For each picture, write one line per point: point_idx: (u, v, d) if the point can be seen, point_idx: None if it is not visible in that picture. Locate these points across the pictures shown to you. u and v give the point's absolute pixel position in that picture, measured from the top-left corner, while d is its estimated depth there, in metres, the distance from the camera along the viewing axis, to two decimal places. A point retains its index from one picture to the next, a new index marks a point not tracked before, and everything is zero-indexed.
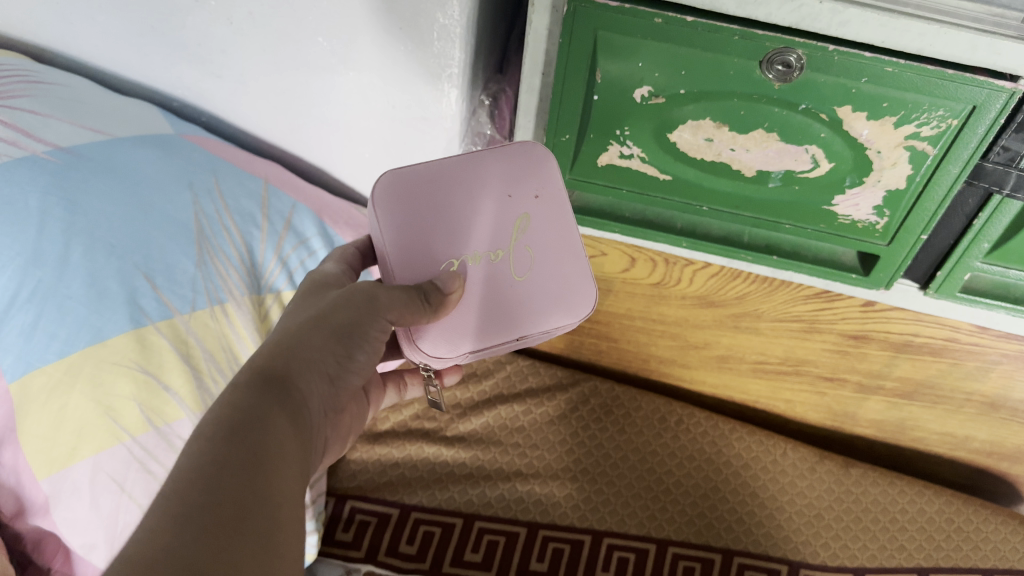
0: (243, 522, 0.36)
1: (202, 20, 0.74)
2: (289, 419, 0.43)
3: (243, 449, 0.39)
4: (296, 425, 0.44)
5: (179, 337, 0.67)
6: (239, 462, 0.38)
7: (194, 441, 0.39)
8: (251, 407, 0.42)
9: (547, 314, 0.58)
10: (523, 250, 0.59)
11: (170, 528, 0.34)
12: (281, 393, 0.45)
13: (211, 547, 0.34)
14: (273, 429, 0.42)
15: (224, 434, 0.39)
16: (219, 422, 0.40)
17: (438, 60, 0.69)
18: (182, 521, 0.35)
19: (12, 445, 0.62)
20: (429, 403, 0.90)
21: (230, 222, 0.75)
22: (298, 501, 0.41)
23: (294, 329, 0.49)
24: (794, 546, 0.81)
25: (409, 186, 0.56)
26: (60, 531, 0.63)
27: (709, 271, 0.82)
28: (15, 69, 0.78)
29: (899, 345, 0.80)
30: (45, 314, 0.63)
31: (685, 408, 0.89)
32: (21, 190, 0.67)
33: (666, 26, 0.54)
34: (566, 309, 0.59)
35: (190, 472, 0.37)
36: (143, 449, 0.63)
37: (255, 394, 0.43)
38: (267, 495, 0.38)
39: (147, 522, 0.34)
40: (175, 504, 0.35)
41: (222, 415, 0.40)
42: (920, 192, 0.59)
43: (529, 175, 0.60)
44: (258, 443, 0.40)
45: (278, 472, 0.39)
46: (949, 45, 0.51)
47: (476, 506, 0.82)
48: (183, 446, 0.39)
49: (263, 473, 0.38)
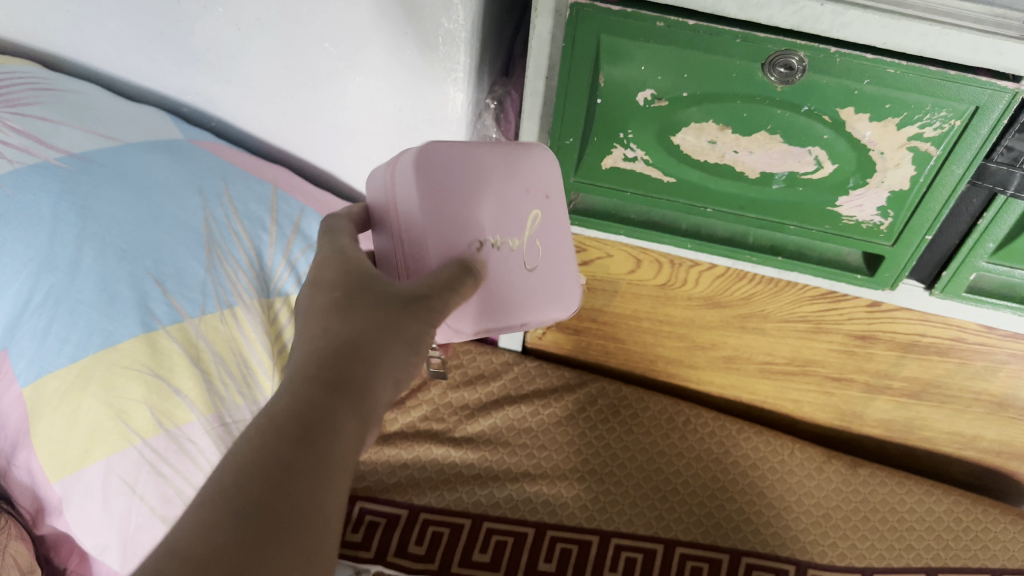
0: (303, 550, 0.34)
1: (211, 26, 0.75)
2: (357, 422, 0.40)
3: (308, 453, 0.37)
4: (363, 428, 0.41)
5: (189, 341, 0.68)
6: (301, 463, 0.36)
7: (264, 428, 0.38)
8: (322, 403, 0.39)
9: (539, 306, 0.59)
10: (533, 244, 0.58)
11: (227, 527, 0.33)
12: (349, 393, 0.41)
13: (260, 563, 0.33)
14: (341, 430, 0.39)
15: (293, 429, 0.38)
16: (290, 414, 0.38)
17: (444, 64, 0.70)
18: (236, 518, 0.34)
19: (26, 448, 0.63)
20: (437, 404, 0.91)
21: (239, 226, 0.76)
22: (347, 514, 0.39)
23: (357, 305, 0.45)
24: (802, 546, 0.81)
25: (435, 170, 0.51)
26: (73, 533, 0.64)
27: (716, 273, 0.77)
28: (28, 77, 0.79)
29: (907, 345, 0.77)
30: (58, 319, 0.64)
31: (693, 410, 0.90)
32: (35, 197, 0.68)
33: (668, 29, 0.54)
34: (558, 301, 0.60)
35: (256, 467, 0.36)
36: (154, 451, 0.64)
37: (325, 388, 0.40)
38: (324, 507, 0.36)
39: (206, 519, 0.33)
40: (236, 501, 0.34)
41: (293, 406, 0.39)
42: (924, 193, 0.59)
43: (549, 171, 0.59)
44: (325, 446, 0.38)
45: (337, 481, 0.38)
46: (951, 45, 0.51)
47: (484, 506, 0.83)
48: (248, 442, 0.37)
49: (320, 483, 0.36)
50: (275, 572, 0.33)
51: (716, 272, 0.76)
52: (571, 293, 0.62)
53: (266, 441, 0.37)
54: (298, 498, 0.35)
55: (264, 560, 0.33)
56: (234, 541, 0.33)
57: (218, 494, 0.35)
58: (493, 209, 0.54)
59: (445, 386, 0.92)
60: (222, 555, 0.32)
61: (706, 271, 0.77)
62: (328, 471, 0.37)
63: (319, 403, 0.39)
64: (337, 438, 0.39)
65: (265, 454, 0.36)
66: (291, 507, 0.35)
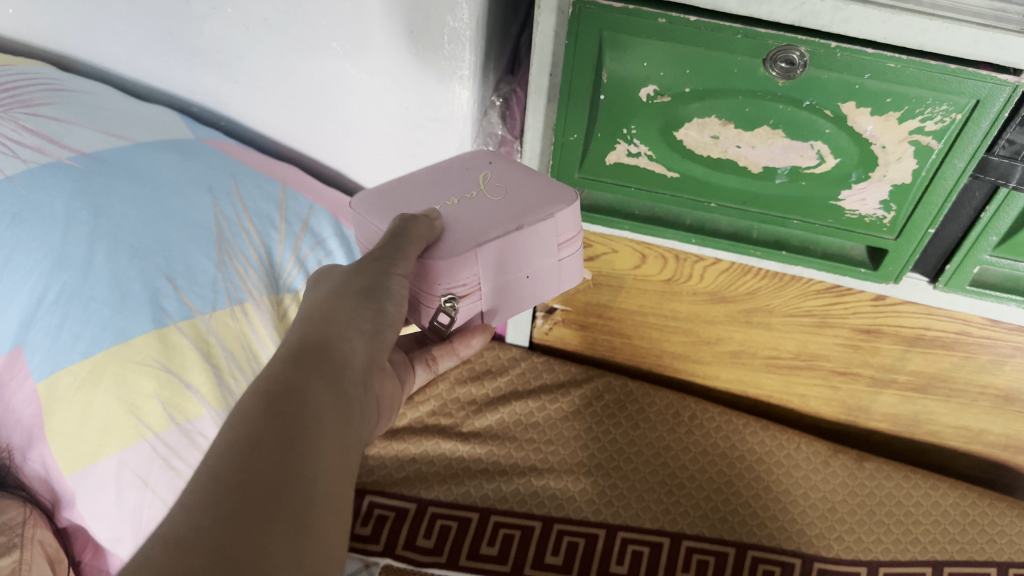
0: (290, 516, 0.35)
1: (220, 26, 0.76)
2: (329, 388, 0.42)
3: (279, 427, 0.38)
4: (337, 393, 0.43)
5: (200, 337, 0.69)
6: (277, 434, 0.38)
7: (234, 415, 0.39)
8: (287, 381, 0.41)
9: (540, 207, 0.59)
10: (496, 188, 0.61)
11: (206, 502, 0.34)
12: (319, 363, 0.43)
13: (240, 523, 0.33)
14: (311, 404, 0.40)
15: (265, 403, 0.39)
16: (259, 398, 0.39)
17: (449, 62, 0.70)
18: (218, 496, 0.34)
19: (40, 442, 0.64)
20: (444, 400, 0.92)
21: (249, 224, 0.77)
22: (337, 479, 0.39)
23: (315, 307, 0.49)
24: (808, 539, 0.82)
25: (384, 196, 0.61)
26: (87, 524, 0.65)
27: (720, 268, 0.77)
28: (41, 78, 0.80)
29: (912, 339, 0.77)
30: (72, 315, 0.65)
31: (699, 405, 0.91)
32: (49, 196, 0.69)
33: (670, 25, 0.55)
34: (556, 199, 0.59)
35: (227, 451, 0.36)
36: (166, 445, 0.65)
37: (288, 363, 0.42)
38: (307, 470, 0.37)
39: (185, 499, 0.34)
40: (214, 478, 0.35)
41: (258, 390, 0.40)
42: (926, 186, 0.60)
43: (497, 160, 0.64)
44: (296, 418, 0.39)
45: (315, 450, 0.38)
46: (951, 39, 0.51)
47: (492, 500, 0.84)
48: (224, 425, 0.38)
49: (297, 453, 0.37)
50: (256, 533, 0.33)
51: (720, 267, 0.77)
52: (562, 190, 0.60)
53: (235, 426, 0.38)
54: (276, 467, 0.36)
55: (248, 527, 0.33)
56: (216, 516, 0.33)
57: (200, 478, 0.35)
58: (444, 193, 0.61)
59: (453, 380, 0.94)
60: (203, 527, 0.32)
61: (710, 266, 0.77)
62: (302, 441, 0.38)
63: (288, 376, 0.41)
64: (308, 411, 0.40)
65: (237, 434, 0.37)
66: (267, 478, 0.35)
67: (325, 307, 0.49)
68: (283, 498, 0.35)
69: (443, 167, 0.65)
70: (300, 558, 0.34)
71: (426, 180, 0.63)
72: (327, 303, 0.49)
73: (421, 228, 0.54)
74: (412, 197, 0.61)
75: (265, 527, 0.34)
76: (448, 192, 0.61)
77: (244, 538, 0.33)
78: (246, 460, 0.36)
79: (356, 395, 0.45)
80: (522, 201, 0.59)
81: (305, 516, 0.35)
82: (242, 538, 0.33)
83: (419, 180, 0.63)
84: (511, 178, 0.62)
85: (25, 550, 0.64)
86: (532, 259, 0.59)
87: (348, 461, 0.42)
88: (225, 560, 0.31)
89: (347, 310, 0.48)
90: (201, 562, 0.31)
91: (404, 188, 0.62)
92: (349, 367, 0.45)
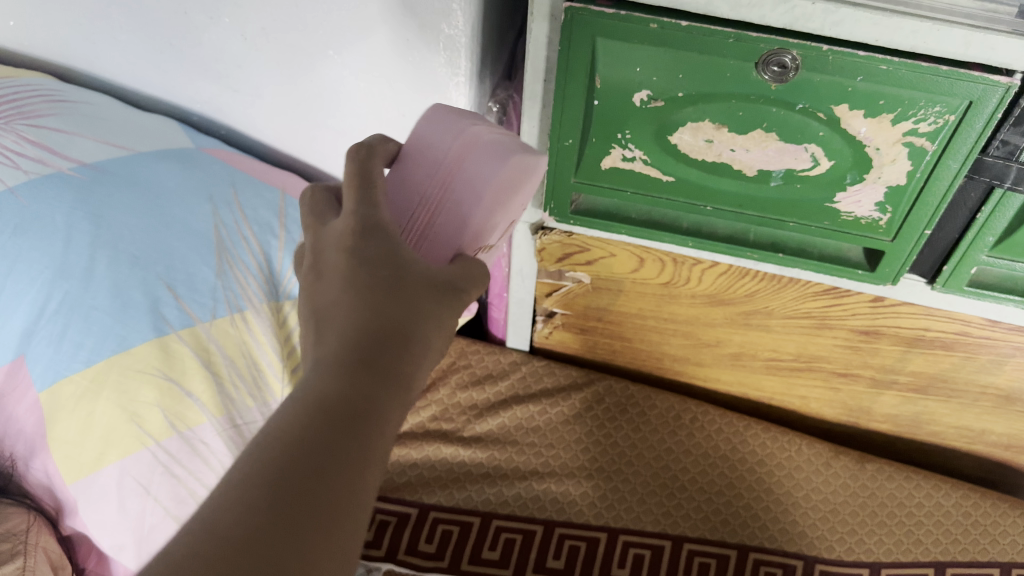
0: (344, 529, 0.33)
1: (218, 36, 0.76)
2: (400, 383, 0.38)
3: (347, 425, 0.35)
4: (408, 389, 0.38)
5: (200, 344, 0.69)
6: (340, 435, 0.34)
7: (299, 399, 0.35)
8: (366, 367, 0.37)
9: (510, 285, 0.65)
10: None
11: (261, 505, 0.32)
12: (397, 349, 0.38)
13: (292, 536, 0.31)
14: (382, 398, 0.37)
15: (333, 398, 0.35)
16: (331, 384, 0.36)
17: (445, 69, 0.71)
18: (272, 500, 0.32)
19: (42, 451, 0.65)
20: (445, 404, 0.93)
21: (249, 232, 0.77)
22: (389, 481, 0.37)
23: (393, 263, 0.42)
24: (809, 541, 0.82)
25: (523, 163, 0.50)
26: (90, 533, 0.66)
27: (718, 271, 0.77)
28: (43, 89, 0.81)
29: (911, 340, 0.77)
30: (73, 324, 0.66)
31: (699, 407, 0.91)
32: (51, 206, 0.70)
33: (663, 30, 0.55)
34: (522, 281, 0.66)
35: (288, 440, 0.33)
36: (167, 453, 0.66)
37: (362, 348, 0.37)
38: (365, 478, 0.34)
39: (238, 497, 0.32)
40: (271, 479, 0.32)
41: (329, 375, 0.36)
42: (921, 187, 0.60)
43: None
44: (365, 416, 0.35)
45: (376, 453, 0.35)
46: (941, 41, 0.52)
47: (494, 505, 0.84)
48: (284, 407, 0.35)
49: (360, 458, 0.34)
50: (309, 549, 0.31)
51: (718, 270, 0.77)
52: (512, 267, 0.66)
53: (299, 411, 0.34)
54: (336, 473, 0.33)
55: (302, 544, 0.31)
56: (270, 523, 0.31)
57: (255, 472, 0.33)
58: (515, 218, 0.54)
59: (455, 385, 0.94)
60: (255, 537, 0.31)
61: (708, 269, 0.77)
62: (367, 444, 0.35)
63: (363, 364, 0.37)
64: (379, 406, 0.36)
65: (299, 426, 0.34)
66: (328, 483, 0.33)
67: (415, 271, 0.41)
68: (341, 509, 0.33)
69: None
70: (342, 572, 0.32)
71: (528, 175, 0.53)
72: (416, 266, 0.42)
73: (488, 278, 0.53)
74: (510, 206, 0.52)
75: (319, 542, 0.32)
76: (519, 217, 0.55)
77: (296, 547, 0.31)
78: (308, 458, 0.33)
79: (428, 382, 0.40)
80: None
81: (355, 530, 0.33)
82: (295, 553, 0.31)
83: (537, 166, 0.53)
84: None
85: (30, 557, 0.64)
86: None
87: None
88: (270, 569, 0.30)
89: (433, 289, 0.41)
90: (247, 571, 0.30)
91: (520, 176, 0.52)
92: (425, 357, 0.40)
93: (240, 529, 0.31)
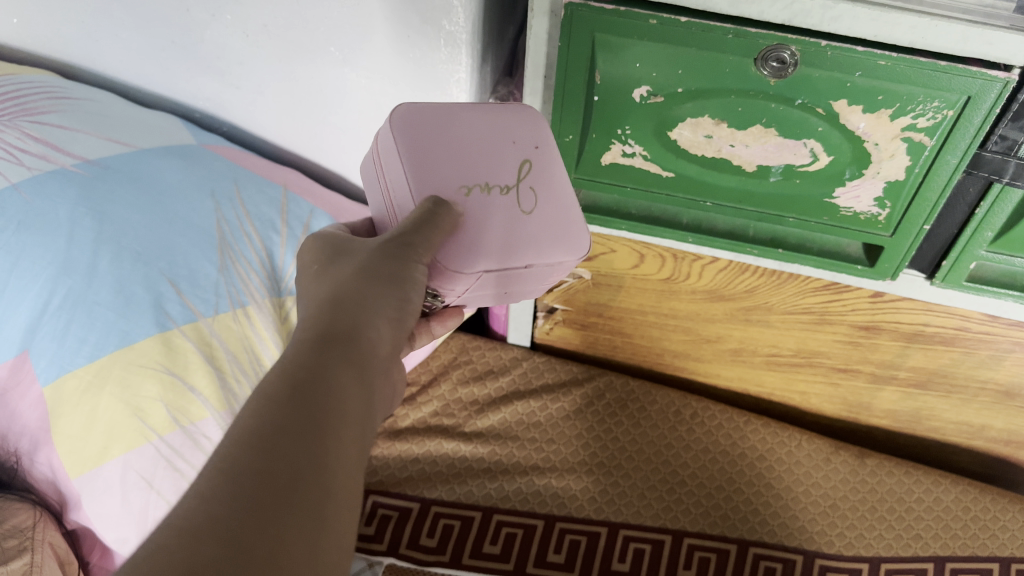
0: (311, 508, 0.34)
1: (220, 33, 0.77)
2: (354, 376, 0.41)
3: (305, 414, 0.37)
4: (362, 383, 0.41)
5: (203, 340, 0.70)
6: (300, 425, 0.36)
7: (257, 398, 0.37)
8: (316, 364, 0.39)
9: (547, 246, 0.54)
10: (530, 189, 0.55)
11: (222, 490, 0.33)
12: (345, 349, 0.41)
13: (258, 515, 0.32)
14: (337, 389, 0.39)
15: (288, 391, 0.37)
16: (285, 379, 0.38)
17: (446, 66, 0.71)
18: (233, 484, 0.33)
19: (47, 445, 0.65)
20: (447, 400, 0.93)
21: (251, 228, 0.77)
22: (354, 472, 0.38)
23: (341, 280, 0.46)
24: (809, 536, 0.82)
25: (422, 119, 0.53)
26: (94, 526, 0.67)
27: (718, 267, 0.77)
28: (46, 86, 0.81)
29: (911, 335, 0.77)
30: (76, 319, 0.66)
31: (700, 403, 0.91)
32: (54, 202, 0.70)
33: (662, 26, 0.55)
34: (565, 245, 0.54)
35: (251, 433, 0.35)
36: (170, 447, 0.66)
37: (314, 348, 0.40)
38: (327, 462, 0.36)
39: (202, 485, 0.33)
40: (231, 466, 0.34)
41: (285, 371, 0.39)
42: (920, 183, 0.60)
43: (533, 126, 0.57)
44: (322, 405, 0.37)
45: (338, 441, 0.37)
46: (940, 36, 0.52)
47: (494, 500, 0.85)
48: (245, 406, 0.37)
49: (320, 444, 0.36)
50: (274, 526, 0.32)
51: (718, 266, 0.77)
52: (579, 236, 0.55)
53: (260, 408, 0.36)
54: (297, 458, 0.35)
55: (268, 521, 0.32)
56: (234, 505, 0.32)
57: (219, 464, 0.34)
58: (475, 171, 0.53)
59: (455, 381, 0.94)
60: (222, 519, 0.32)
61: (708, 264, 0.77)
62: (326, 432, 0.37)
63: (315, 359, 0.40)
64: (335, 397, 0.38)
65: (259, 419, 0.36)
66: (288, 466, 0.34)
67: (349, 286, 0.46)
68: (303, 488, 0.34)
69: (493, 117, 0.56)
70: (313, 553, 0.33)
71: (466, 128, 0.55)
72: (351, 282, 0.46)
73: (451, 219, 0.50)
74: (448, 156, 0.53)
75: (286, 519, 0.33)
76: (481, 171, 0.54)
77: (263, 530, 0.32)
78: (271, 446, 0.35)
79: (380, 381, 0.43)
80: (546, 222, 0.54)
81: (323, 512, 0.34)
82: (260, 529, 0.32)
83: (463, 122, 0.55)
84: (551, 184, 0.56)
85: (37, 552, 0.65)
86: (527, 292, 0.59)
87: (365, 456, 0.40)
88: (241, 553, 0.31)
89: (373, 293, 0.46)
90: (215, 555, 0.31)
91: (446, 128, 0.54)
92: (375, 355, 0.43)
93: (205, 514, 0.32)
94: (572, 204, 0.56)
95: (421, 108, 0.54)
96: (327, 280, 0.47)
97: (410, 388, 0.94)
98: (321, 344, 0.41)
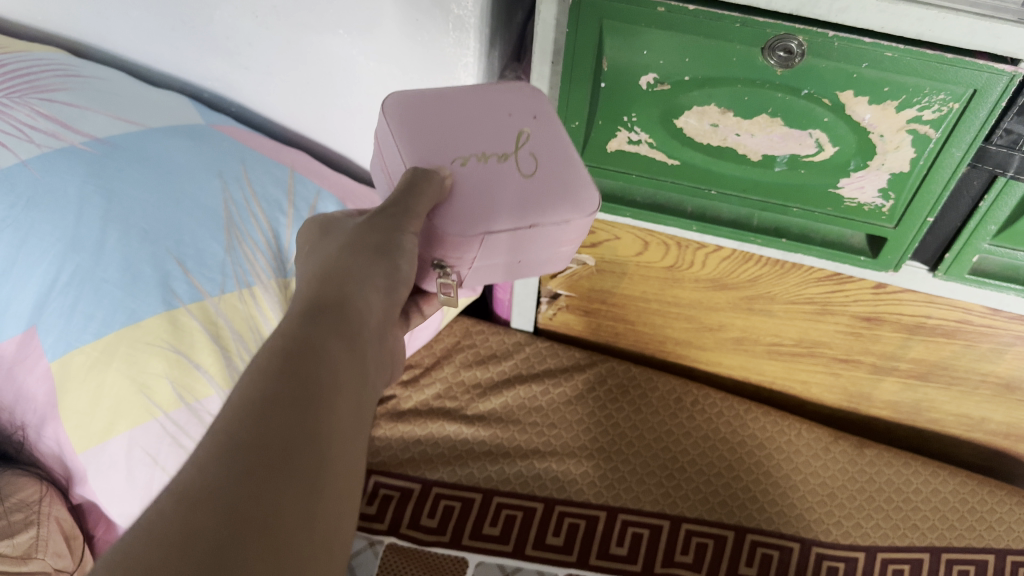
0: (305, 478, 0.34)
1: (230, 13, 0.77)
2: (345, 346, 0.41)
3: (297, 385, 0.37)
4: (354, 353, 0.41)
5: (209, 318, 0.70)
6: (293, 396, 0.36)
7: (250, 371, 0.38)
8: (305, 336, 0.40)
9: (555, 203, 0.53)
10: (530, 154, 0.55)
11: (217, 460, 0.33)
12: (337, 319, 0.42)
13: (253, 485, 0.33)
14: (329, 360, 0.39)
15: (279, 363, 0.38)
16: (277, 353, 0.38)
17: (455, 50, 0.71)
18: (227, 455, 0.34)
19: (55, 420, 0.66)
20: (450, 382, 0.94)
21: (258, 209, 0.78)
22: (350, 442, 0.39)
23: (333, 254, 0.47)
24: (807, 524, 0.82)
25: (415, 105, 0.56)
26: (98, 501, 0.67)
27: (721, 256, 0.78)
28: (56, 64, 0.82)
29: (913, 327, 0.78)
30: (83, 297, 0.67)
31: (701, 391, 0.92)
32: (62, 179, 0.71)
33: (670, 14, 0.55)
34: (574, 202, 0.54)
35: (245, 406, 0.36)
36: (174, 424, 0.67)
37: (306, 319, 0.41)
38: (321, 431, 0.36)
39: (196, 456, 0.33)
40: (226, 438, 0.34)
41: (277, 343, 0.39)
42: (924, 175, 0.60)
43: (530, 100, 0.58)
44: (314, 376, 0.38)
45: (332, 411, 0.37)
46: (947, 29, 0.51)
47: (495, 482, 0.85)
48: (240, 378, 0.37)
49: (314, 414, 0.36)
50: (268, 494, 0.33)
51: (722, 254, 0.78)
52: (586, 193, 0.54)
53: (252, 381, 0.37)
54: (291, 428, 0.35)
55: (263, 491, 0.33)
56: (229, 475, 0.33)
57: (214, 436, 0.34)
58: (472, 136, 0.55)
59: (459, 364, 0.95)
60: (216, 488, 0.32)
61: (712, 253, 0.78)
62: (320, 402, 0.37)
63: (306, 330, 0.40)
64: (326, 369, 0.39)
65: (251, 392, 0.36)
66: (281, 437, 0.35)
67: (341, 259, 0.46)
68: (297, 460, 0.35)
69: (485, 96, 0.57)
70: (309, 522, 0.34)
71: (463, 107, 0.56)
72: (340, 256, 0.46)
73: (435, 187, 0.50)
74: (446, 130, 0.55)
75: (281, 488, 0.33)
76: (480, 141, 0.55)
77: (259, 500, 0.33)
78: (262, 420, 0.35)
79: (374, 349, 0.44)
80: (549, 183, 0.54)
81: (319, 482, 0.35)
82: (257, 500, 0.33)
83: (455, 101, 0.56)
84: (551, 148, 0.56)
85: (42, 526, 0.66)
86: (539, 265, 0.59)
87: (362, 427, 0.41)
88: (237, 523, 0.32)
89: (362, 263, 0.46)
90: (211, 525, 0.31)
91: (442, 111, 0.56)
92: (366, 325, 0.43)
93: (201, 483, 0.33)
94: (575, 163, 0.56)
95: (412, 94, 0.56)
96: (316, 256, 0.48)
97: (413, 371, 0.95)
98: (312, 315, 0.41)
